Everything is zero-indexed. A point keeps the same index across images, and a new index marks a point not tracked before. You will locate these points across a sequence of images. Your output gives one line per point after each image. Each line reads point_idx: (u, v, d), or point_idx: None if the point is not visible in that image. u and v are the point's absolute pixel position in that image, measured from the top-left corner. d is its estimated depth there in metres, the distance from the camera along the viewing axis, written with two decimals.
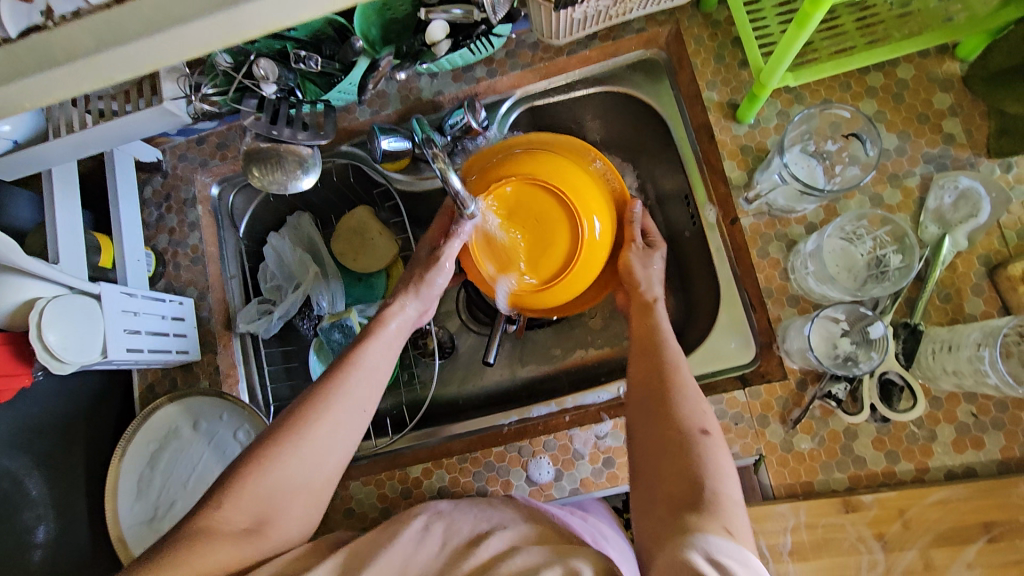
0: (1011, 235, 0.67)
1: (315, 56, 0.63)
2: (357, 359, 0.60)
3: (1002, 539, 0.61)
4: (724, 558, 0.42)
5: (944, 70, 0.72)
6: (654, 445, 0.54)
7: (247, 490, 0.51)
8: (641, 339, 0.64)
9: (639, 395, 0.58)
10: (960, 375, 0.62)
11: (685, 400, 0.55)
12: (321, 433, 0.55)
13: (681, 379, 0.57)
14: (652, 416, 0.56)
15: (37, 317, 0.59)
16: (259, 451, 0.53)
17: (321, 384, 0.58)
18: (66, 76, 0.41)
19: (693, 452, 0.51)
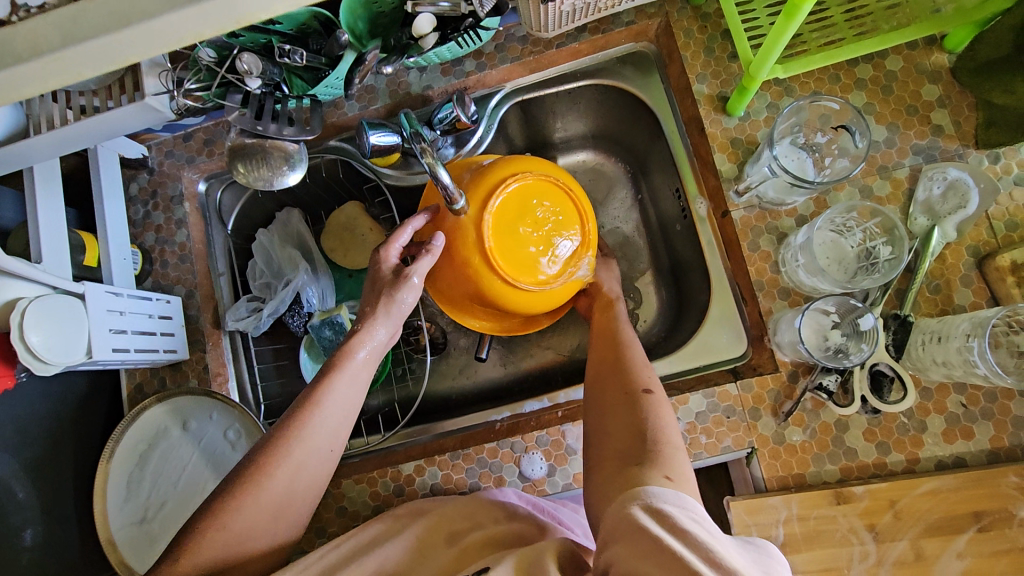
0: (999, 226, 0.67)
1: (300, 50, 0.61)
2: (321, 399, 0.57)
3: (992, 529, 0.61)
4: (662, 501, 0.42)
5: (932, 61, 0.72)
6: (606, 416, 0.56)
7: (203, 546, 0.49)
8: (601, 334, 0.67)
9: (594, 376, 0.61)
10: (949, 366, 0.62)
11: (635, 373, 0.58)
12: (286, 463, 0.53)
13: (632, 359, 0.60)
14: (605, 391, 0.58)
15: (18, 318, 0.58)
16: (220, 500, 0.52)
17: (284, 425, 0.56)
18: (32, 72, 0.40)
19: (638, 410, 0.54)
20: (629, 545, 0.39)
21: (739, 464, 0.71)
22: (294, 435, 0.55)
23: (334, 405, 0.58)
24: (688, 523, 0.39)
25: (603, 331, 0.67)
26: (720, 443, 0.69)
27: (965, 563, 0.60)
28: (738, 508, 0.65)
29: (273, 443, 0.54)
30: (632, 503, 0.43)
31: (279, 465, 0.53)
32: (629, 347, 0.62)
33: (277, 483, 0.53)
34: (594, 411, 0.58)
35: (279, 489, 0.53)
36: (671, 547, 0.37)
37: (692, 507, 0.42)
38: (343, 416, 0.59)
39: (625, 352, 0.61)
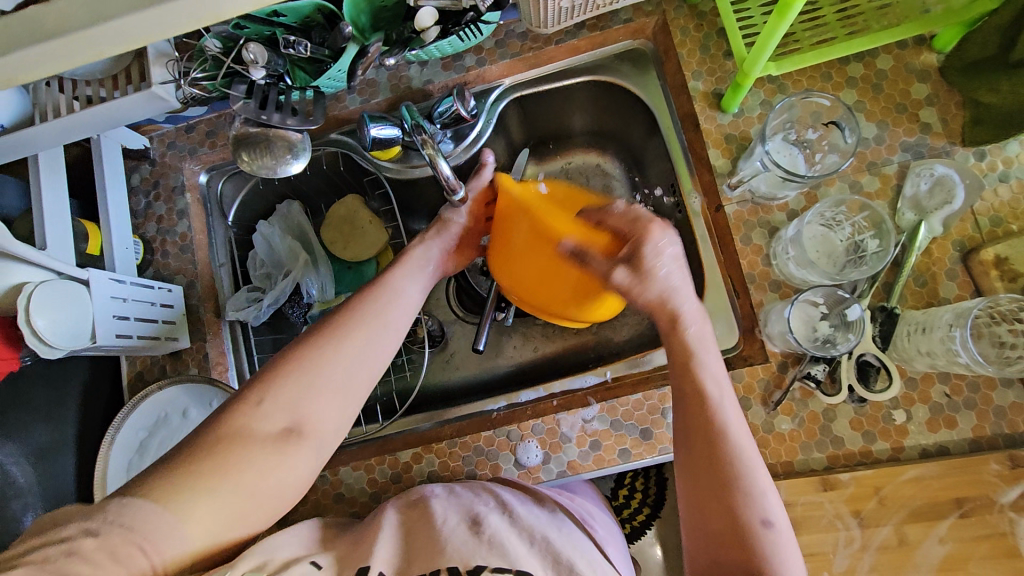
0: (984, 221, 0.69)
1: (304, 41, 0.63)
2: (389, 282, 0.64)
3: (973, 514, 0.63)
4: None
5: (921, 61, 0.74)
6: (716, 534, 0.52)
7: (286, 386, 0.54)
8: (688, 404, 0.56)
9: (692, 466, 0.55)
10: (934, 356, 0.64)
11: (743, 480, 0.52)
12: (362, 333, 0.59)
13: (740, 455, 0.53)
14: (711, 500, 0.53)
15: (25, 302, 0.59)
16: (303, 347, 0.57)
17: (357, 297, 0.62)
18: (60, 49, 0.43)
19: (753, 552, 0.50)
20: None
21: None
22: (370, 309, 0.60)
23: (400, 293, 0.64)
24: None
25: (689, 396, 0.56)
26: None
27: (946, 548, 0.63)
28: None
29: (349, 313, 0.60)
30: None
31: (357, 330, 0.58)
32: (730, 430, 0.54)
33: (351, 350, 0.57)
34: (695, 515, 0.54)
35: (351, 369, 0.57)
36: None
37: None
38: (409, 306, 0.64)
39: (727, 462, 0.53)
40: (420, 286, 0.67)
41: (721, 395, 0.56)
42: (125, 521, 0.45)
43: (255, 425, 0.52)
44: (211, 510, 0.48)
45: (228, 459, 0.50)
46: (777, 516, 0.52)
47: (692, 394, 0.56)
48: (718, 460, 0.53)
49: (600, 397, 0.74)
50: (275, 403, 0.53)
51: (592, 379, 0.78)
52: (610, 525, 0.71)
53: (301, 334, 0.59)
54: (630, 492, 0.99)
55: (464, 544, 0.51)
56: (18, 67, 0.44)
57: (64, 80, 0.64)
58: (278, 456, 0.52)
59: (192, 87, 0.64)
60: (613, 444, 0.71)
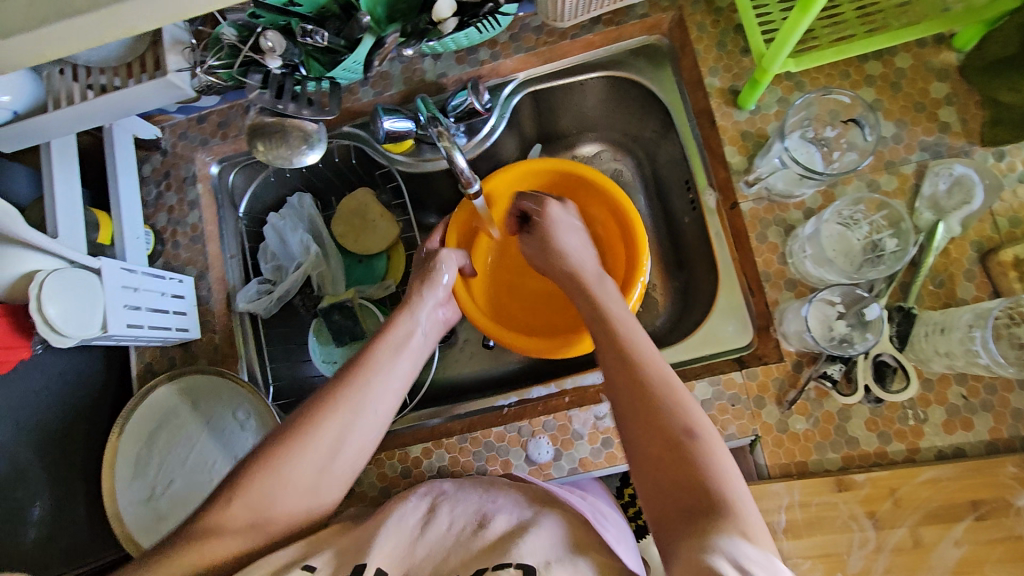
0: (1002, 222, 0.68)
1: (322, 30, 0.62)
2: (371, 359, 0.60)
3: (989, 517, 0.62)
4: (751, 567, 0.40)
5: (941, 59, 0.74)
6: (647, 457, 0.49)
7: (254, 486, 0.52)
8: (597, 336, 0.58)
9: (614, 391, 0.53)
10: (952, 357, 0.63)
11: (660, 392, 0.51)
12: (333, 423, 0.55)
13: (654, 374, 0.52)
14: (635, 419, 0.51)
15: (36, 290, 0.58)
16: (277, 442, 0.54)
17: (336, 380, 0.58)
18: (87, 25, 0.42)
19: (684, 453, 0.47)
20: None
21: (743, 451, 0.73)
22: (348, 394, 0.57)
23: (390, 371, 0.60)
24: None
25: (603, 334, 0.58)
26: (724, 430, 0.70)
27: (962, 551, 0.62)
28: None
29: (325, 400, 0.56)
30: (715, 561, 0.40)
31: (328, 423, 0.55)
32: (642, 352, 0.54)
33: (321, 446, 0.54)
34: (628, 437, 0.51)
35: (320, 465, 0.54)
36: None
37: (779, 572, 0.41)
38: (395, 387, 0.60)
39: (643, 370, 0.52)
40: (411, 360, 0.63)
41: (630, 326, 0.58)
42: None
43: (226, 523, 0.51)
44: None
45: (204, 549, 0.49)
46: (703, 424, 0.49)
47: (604, 328, 0.58)
48: (633, 374, 0.52)
49: None
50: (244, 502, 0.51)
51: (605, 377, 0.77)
52: (623, 529, 0.70)
53: (277, 426, 0.56)
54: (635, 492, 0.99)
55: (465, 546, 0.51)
56: (44, 42, 0.43)
57: (78, 68, 0.63)
58: (249, 550, 0.51)
59: (208, 75, 0.63)
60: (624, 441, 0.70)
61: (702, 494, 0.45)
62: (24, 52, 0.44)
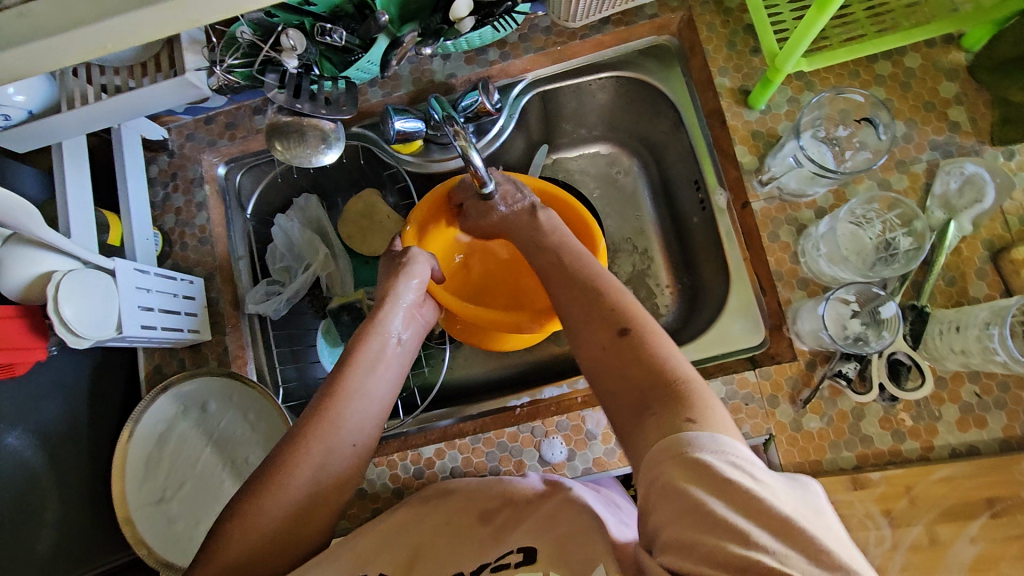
0: (1013, 220, 0.69)
1: (340, 30, 0.62)
2: (345, 387, 0.58)
3: (1005, 515, 0.63)
4: (697, 439, 0.40)
5: (950, 59, 0.74)
6: (603, 369, 0.52)
7: (235, 540, 0.50)
8: (544, 266, 0.63)
9: (565, 314, 0.58)
10: (968, 355, 0.63)
11: (599, 305, 0.55)
12: (308, 462, 0.53)
13: (589, 287, 0.57)
14: (582, 334, 0.54)
15: (53, 291, 0.58)
16: (252, 491, 0.52)
17: (309, 415, 0.56)
18: (155, 16, 0.40)
19: (634, 355, 0.50)
20: (668, 497, 0.39)
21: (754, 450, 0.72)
22: (321, 429, 0.55)
23: (365, 397, 0.59)
24: (731, 474, 0.38)
25: (550, 263, 0.63)
26: (739, 429, 0.70)
27: (979, 548, 0.62)
28: None
29: (296, 440, 0.54)
30: (671, 447, 0.41)
31: (301, 464, 0.53)
32: (581, 272, 0.59)
33: (301, 483, 0.53)
34: (584, 356, 0.54)
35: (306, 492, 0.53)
36: (717, 513, 0.36)
37: (726, 439, 0.41)
38: (373, 411, 0.59)
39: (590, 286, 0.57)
40: (387, 381, 0.62)
41: (569, 252, 0.63)
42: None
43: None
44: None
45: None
46: (641, 324, 0.52)
47: (546, 259, 0.64)
48: (575, 287, 0.58)
49: None
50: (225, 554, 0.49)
51: None
52: None
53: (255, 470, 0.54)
54: None
55: (472, 545, 0.52)
56: (107, 35, 0.41)
57: (92, 67, 0.63)
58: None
59: (225, 74, 0.63)
60: None
61: (651, 387, 0.47)
62: (83, 45, 0.41)
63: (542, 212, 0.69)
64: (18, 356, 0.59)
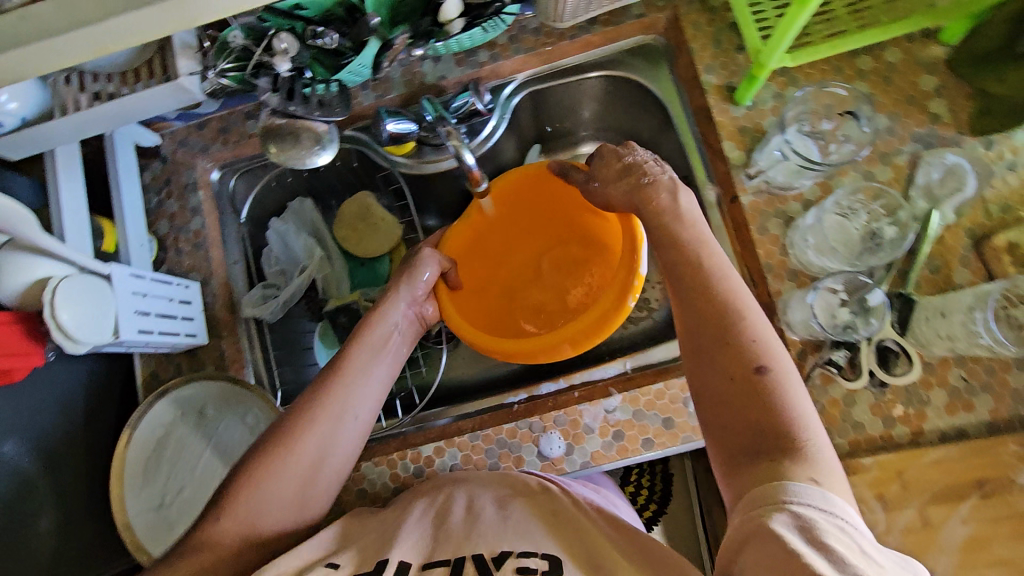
0: (994, 208, 0.71)
1: (332, 33, 0.64)
2: (345, 367, 0.62)
3: (994, 495, 0.64)
4: (802, 505, 0.44)
5: (929, 53, 0.76)
6: (723, 400, 0.52)
7: (238, 506, 0.54)
8: (678, 264, 0.59)
9: (689, 327, 0.57)
10: (953, 340, 0.65)
11: (738, 330, 0.54)
12: (311, 437, 0.58)
13: (729, 306, 0.55)
14: (706, 355, 0.55)
15: (49, 297, 0.58)
16: (259, 459, 0.56)
17: (313, 391, 0.61)
18: (154, 17, 0.43)
19: (758, 398, 0.51)
20: (760, 553, 0.42)
21: None
22: (324, 406, 0.59)
23: (365, 373, 0.63)
24: (831, 538, 0.41)
25: (680, 266, 0.60)
26: None
27: (969, 529, 0.63)
28: None
29: (300, 413, 0.59)
30: (777, 505, 0.44)
31: (305, 438, 0.57)
32: (720, 285, 0.57)
33: (304, 458, 0.57)
34: (702, 380, 0.55)
35: (308, 467, 0.57)
36: (815, 567, 0.40)
37: (836, 510, 0.44)
38: (375, 394, 0.63)
39: (724, 310, 0.55)
40: (387, 366, 0.65)
41: (710, 255, 0.59)
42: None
43: (214, 539, 0.53)
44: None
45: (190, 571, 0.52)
46: (779, 369, 0.52)
47: (680, 258, 0.59)
48: (708, 310, 0.56)
49: (622, 387, 0.73)
50: (231, 516, 0.54)
51: (613, 368, 0.78)
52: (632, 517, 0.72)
53: (257, 440, 0.59)
54: (637, 490, 0.99)
55: (488, 531, 0.55)
56: (111, 36, 0.43)
57: (84, 75, 0.63)
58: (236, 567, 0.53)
59: (218, 78, 0.64)
60: (635, 433, 0.71)
61: (773, 431, 0.49)
62: (87, 47, 0.44)
63: (682, 194, 0.61)
64: (15, 362, 0.59)
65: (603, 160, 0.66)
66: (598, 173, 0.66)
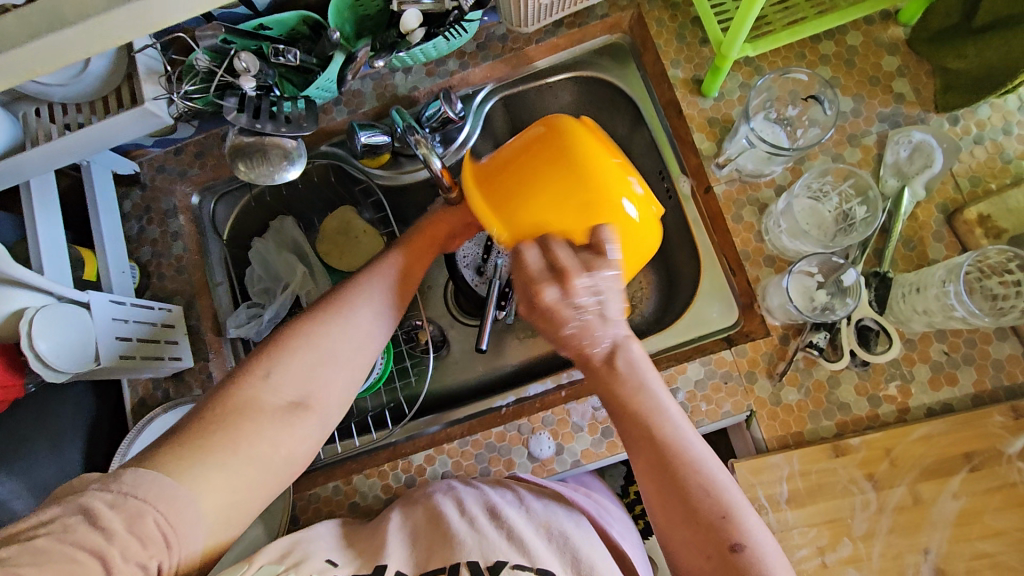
0: (963, 182, 0.72)
1: (293, 49, 0.65)
2: (392, 260, 0.65)
3: (983, 467, 0.64)
4: None
5: (889, 34, 0.77)
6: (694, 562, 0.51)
7: (298, 358, 0.56)
8: (629, 434, 0.54)
9: (651, 502, 0.53)
10: (930, 314, 0.66)
11: (705, 509, 0.50)
12: (366, 305, 0.61)
13: (693, 482, 0.51)
14: (681, 532, 0.51)
15: (26, 327, 0.59)
16: (316, 318, 0.59)
17: (362, 273, 0.64)
18: (77, 38, 0.41)
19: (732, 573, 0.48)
20: None
21: (739, 429, 0.73)
22: (369, 290, 0.62)
23: (397, 260, 0.65)
24: None
25: (628, 420, 0.54)
26: (720, 409, 0.70)
27: (961, 503, 0.63)
28: (742, 469, 0.67)
29: (357, 283, 0.62)
30: None
31: (359, 304, 0.61)
32: (679, 457, 0.52)
33: (359, 322, 0.60)
34: (670, 538, 0.52)
35: (356, 335, 0.59)
36: None
37: None
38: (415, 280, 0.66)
39: (684, 472, 0.51)
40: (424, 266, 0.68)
41: (665, 421, 0.53)
42: (140, 492, 0.46)
43: (262, 399, 0.54)
44: (224, 482, 0.50)
45: (236, 431, 0.52)
46: (754, 538, 0.49)
47: (630, 418, 0.54)
48: (666, 475, 0.52)
49: None
50: (283, 375, 0.55)
51: None
52: (625, 523, 0.72)
53: (302, 309, 0.60)
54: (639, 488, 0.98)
55: (481, 537, 0.55)
56: (35, 59, 0.42)
57: (54, 106, 0.63)
58: (283, 426, 0.54)
59: (184, 100, 0.65)
60: None
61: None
62: (11, 70, 0.42)
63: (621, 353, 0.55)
64: None
65: (545, 323, 0.55)
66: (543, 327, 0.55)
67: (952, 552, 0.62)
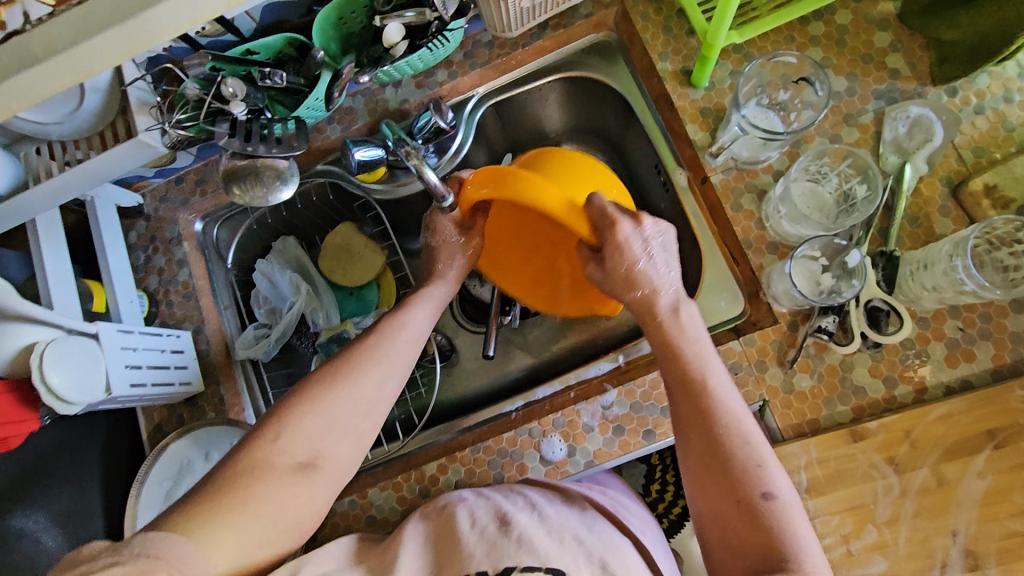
0: (966, 154, 0.70)
1: (280, 71, 0.66)
2: (404, 317, 0.67)
3: (1008, 444, 0.62)
4: None
5: (879, 11, 0.76)
6: (720, 514, 0.53)
7: (309, 417, 0.57)
8: (676, 381, 0.58)
9: (688, 447, 0.56)
10: (940, 290, 0.65)
11: (740, 457, 0.53)
12: (378, 363, 0.62)
13: (731, 432, 0.54)
14: (709, 482, 0.54)
15: (37, 360, 0.60)
16: (338, 368, 0.61)
17: (380, 322, 0.67)
18: (47, 74, 0.40)
19: (760, 523, 0.51)
20: None
21: None
22: (381, 345, 0.63)
23: (409, 317, 0.68)
24: None
25: (675, 377, 0.59)
26: None
27: (987, 482, 0.62)
28: None
29: (375, 329, 0.66)
30: None
31: (375, 362, 0.62)
32: (720, 407, 0.55)
33: (375, 374, 0.61)
34: (699, 491, 0.55)
35: (372, 389, 0.61)
36: None
37: None
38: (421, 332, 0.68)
39: (722, 423, 0.55)
40: (427, 316, 0.70)
41: (713, 376, 0.58)
42: (152, 552, 0.45)
43: (272, 459, 0.55)
44: (235, 540, 0.50)
45: (245, 492, 0.52)
46: (782, 492, 0.52)
47: (680, 374, 0.58)
48: (705, 426, 0.55)
49: (616, 381, 0.73)
50: (292, 438, 0.56)
51: (607, 364, 0.77)
52: (643, 515, 0.72)
53: (317, 368, 0.62)
54: (662, 486, 0.97)
55: (492, 545, 0.54)
56: (8, 97, 0.40)
57: (53, 144, 0.65)
58: (291, 489, 0.54)
59: (176, 129, 0.66)
60: (636, 427, 0.70)
61: (775, 557, 0.49)
62: None
63: (683, 310, 0.62)
64: (12, 429, 0.62)
65: (617, 256, 0.62)
66: (611, 265, 0.63)
67: (981, 533, 0.61)
